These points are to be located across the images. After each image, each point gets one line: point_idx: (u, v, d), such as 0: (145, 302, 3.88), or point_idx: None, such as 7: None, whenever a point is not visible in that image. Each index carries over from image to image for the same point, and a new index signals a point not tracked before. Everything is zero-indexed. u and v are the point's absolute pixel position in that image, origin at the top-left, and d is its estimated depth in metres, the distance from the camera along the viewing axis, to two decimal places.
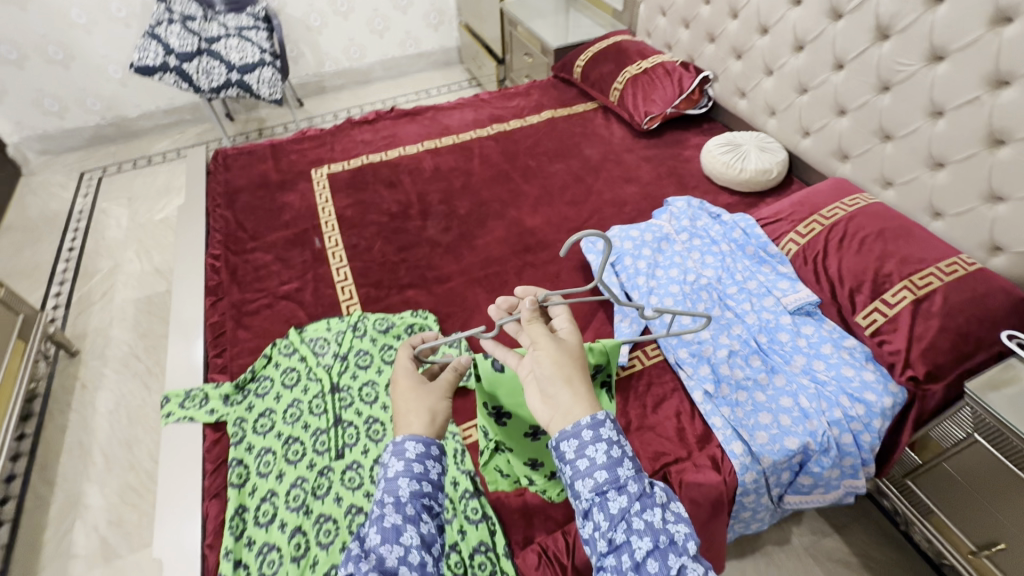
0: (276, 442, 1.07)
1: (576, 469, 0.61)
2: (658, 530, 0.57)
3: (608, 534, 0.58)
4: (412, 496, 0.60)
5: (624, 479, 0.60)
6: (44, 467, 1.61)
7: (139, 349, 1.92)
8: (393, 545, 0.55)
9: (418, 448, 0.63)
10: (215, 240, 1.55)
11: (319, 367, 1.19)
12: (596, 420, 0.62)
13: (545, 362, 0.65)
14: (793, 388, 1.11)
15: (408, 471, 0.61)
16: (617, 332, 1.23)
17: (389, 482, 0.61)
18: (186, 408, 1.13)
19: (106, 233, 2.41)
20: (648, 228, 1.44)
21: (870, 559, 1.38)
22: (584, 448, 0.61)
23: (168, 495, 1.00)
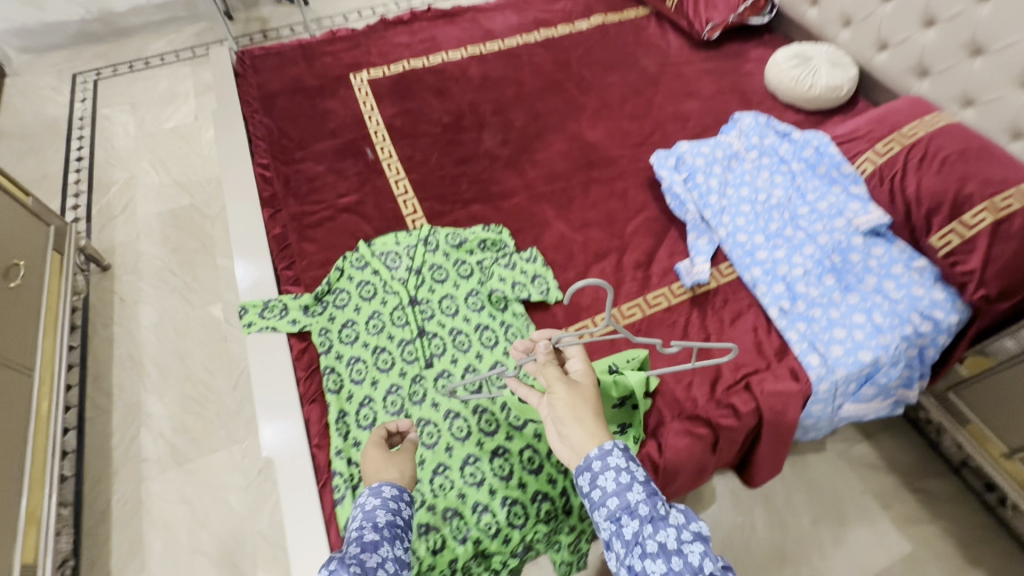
0: (365, 351, 1.08)
1: (591, 499, 0.67)
2: (671, 552, 0.60)
3: (628, 560, 0.63)
4: (389, 524, 0.67)
5: (636, 503, 0.65)
6: (98, 377, 1.63)
7: (173, 264, 1.88)
8: (372, 552, 0.62)
9: (393, 491, 0.71)
10: (260, 148, 1.46)
11: (395, 280, 1.16)
12: (605, 450, 0.68)
13: (561, 402, 0.72)
14: (867, 306, 1.14)
15: (384, 504, 0.69)
16: (693, 249, 1.24)
17: (369, 512, 0.67)
18: (266, 319, 1.14)
19: (114, 142, 2.26)
20: (718, 144, 1.40)
21: (894, 462, 1.50)
22: (596, 479, 0.67)
23: (267, 402, 1.05)
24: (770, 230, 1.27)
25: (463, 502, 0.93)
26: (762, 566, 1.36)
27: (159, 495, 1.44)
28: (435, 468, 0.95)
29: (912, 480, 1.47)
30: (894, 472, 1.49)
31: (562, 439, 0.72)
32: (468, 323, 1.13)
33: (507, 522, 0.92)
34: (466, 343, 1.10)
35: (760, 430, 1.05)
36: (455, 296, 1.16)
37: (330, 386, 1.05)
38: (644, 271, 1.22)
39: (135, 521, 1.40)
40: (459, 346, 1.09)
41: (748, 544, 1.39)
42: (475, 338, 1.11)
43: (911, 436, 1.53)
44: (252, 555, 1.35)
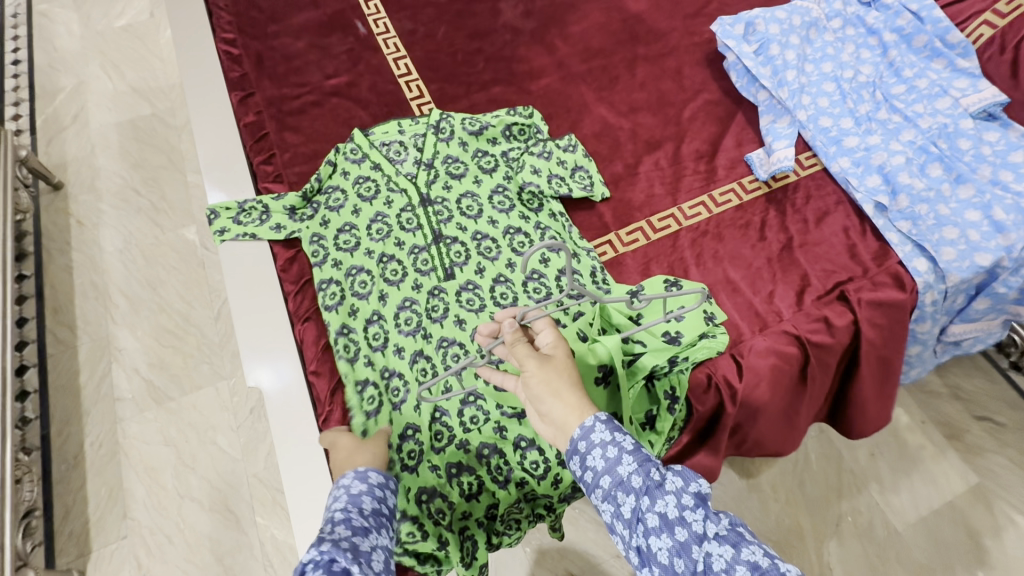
0: (368, 261, 0.87)
1: (585, 483, 0.59)
2: (675, 524, 0.54)
3: (635, 541, 0.56)
4: (375, 512, 0.59)
5: (629, 476, 0.57)
6: (58, 310, 1.41)
7: (136, 183, 1.62)
8: (365, 539, 0.54)
9: (379, 476, 0.64)
10: (223, 21, 1.17)
11: (400, 175, 0.92)
12: (587, 428, 0.59)
13: (533, 383, 0.62)
14: (984, 201, 0.93)
15: (371, 491, 0.61)
16: (769, 133, 1.00)
17: (351, 498, 0.59)
18: (244, 225, 0.90)
19: (57, 42, 1.92)
20: (795, 9, 1.12)
21: (961, 390, 1.34)
22: (585, 460, 0.58)
23: (252, 329, 0.84)
24: (859, 113, 1.04)
25: (502, 438, 0.77)
26: (816, 501, 1.23)
27: (138, 437, 1.26)
28: (463, 399, 0.78)
29: (982, 409, 1.31)
30: (960, 401, 1.33)
31: (540, 419, 0.63)
32: (495, 226, 0.90)
33: (557, 460, 0.76)
34: (493, 250, 0.88)
35: (857, 350, 0.86)
36: (477, 193, 0.93)
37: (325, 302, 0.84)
38: (708, 164, 0.99)
39: (113, 466, 1.23)
40: (485, 254, 0.88)
41: (800, 478, 1.25)
42: (503, 243, 0.89)
43: (978, 360, 1.36)
44: (249, 500, 1.20)
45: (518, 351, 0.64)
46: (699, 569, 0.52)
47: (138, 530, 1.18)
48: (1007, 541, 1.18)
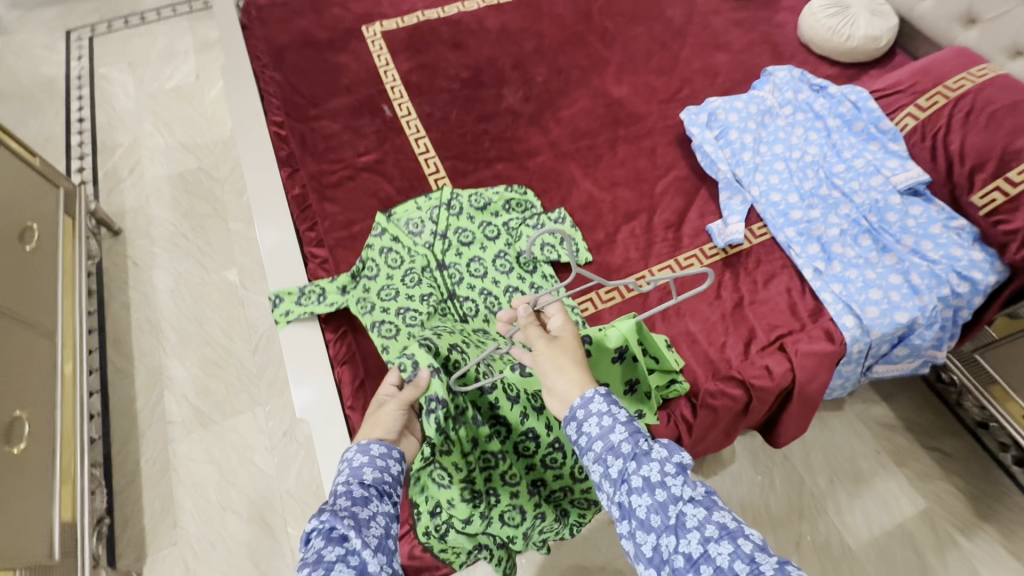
0: (413, 302, 1.05)
1: (579, 447, 0.70)
2: (655, 486, 0.64)
3: (618, 498, 0.66)
4: (376, 481, 0.69)
5: (619, 443, 0.68)
6: (118, 342, 1.62)
7: (185, 229, 1.84)
8: (364, 505, 0.65)
9: (382, 449, 0.73)
10: (273, 104, 1.40)
11: (419, 245, 1.12)
12: (586, 399, 0.71)
13: (545, 358, 0.76)
14: (904, 267, 1.12)
15: (372, 462, 0.71)
16: (726, 210, 1.20)
17: (354, 470, 0.69)
18: (304, 305, 1.08)
19: (115, 102, 2.19)
20: (751, 99, 1.34)
21: (913, 423, 1.50)
22: (581, 426, 0.70)
23: (300, 370, 1.03)
24: (804, 189, 1.23)
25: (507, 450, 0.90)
26: (780, 521, 1.39)
27: (187, 455, 1.45)
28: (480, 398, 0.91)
29: (929, 441, 1.47)
30: (911, 433, 1.48)
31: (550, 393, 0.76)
32: (498, 285, 1.10)
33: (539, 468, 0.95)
34: (497, 304, 1.08)
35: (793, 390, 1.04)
36: (483, 258, 1.13)
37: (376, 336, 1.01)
38: (675, 233, 1.19)
39: (165, 482, 1.42)
40: (490, 308, 1.08)
41: (766, 501, 1.41)
42: (505, 299, 1.09)
43: (929, 397, 1.52)
44: (282, 513, 1.38)
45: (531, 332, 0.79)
46: (673, 525, 0.61)
47: (186, 538, 1.36)
48: (950, 560, 1.33)
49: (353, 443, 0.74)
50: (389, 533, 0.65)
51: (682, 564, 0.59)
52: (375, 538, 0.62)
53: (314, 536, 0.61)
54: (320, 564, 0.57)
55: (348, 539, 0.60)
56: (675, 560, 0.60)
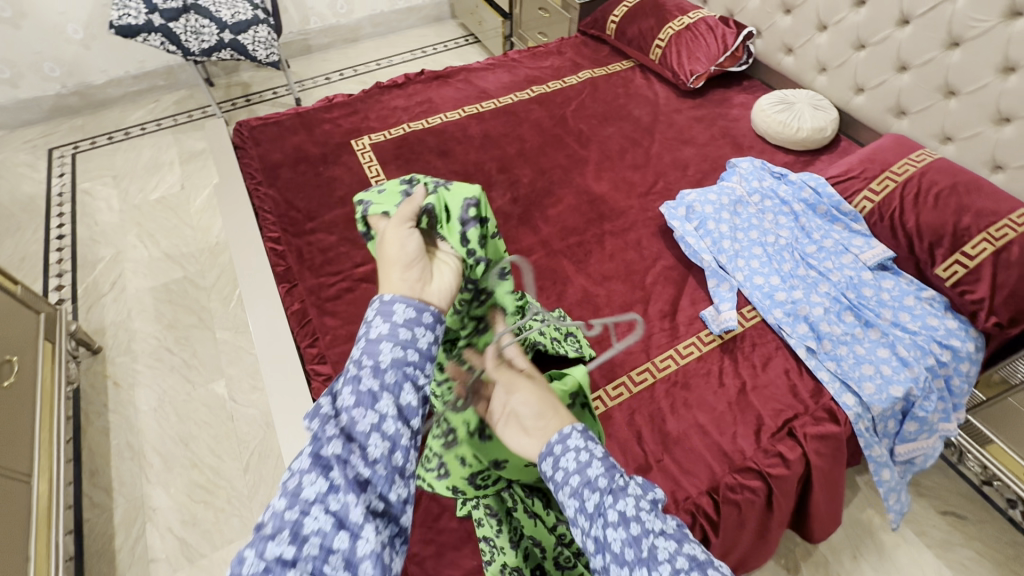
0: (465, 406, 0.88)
1: (556, 483, 0.62)
2: (631, 519, 0.55)
3: (593, 531, 0.57)
4: (395, 364, 0.57)
5: (596, 477, 0.60)
6: (95, 473, 1.52)
7: (169, 341, 1.80)
8: (366, 411, 0.55)
9: (407, 315, 0.61)
10: (269, 221, 1.44)
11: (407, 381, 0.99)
12: (564, 435, 0.66)
13: (528, 396, 0.73)
14: (889, 340, 1.17)
15: (392, 335, 0.59)
16: (717, 297, 1.27)
17: (369, 343, 0.59)
18: None
19: (97, 216, 2.19)
20: (722, 190, 1.45)
21: (921, 487, 1.50)
22: (558, 461, 0.63)
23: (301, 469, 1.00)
24: (784, 271, 1.31)
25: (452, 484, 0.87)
26: None
27: None
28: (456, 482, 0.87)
29: (941, 504, 1.47)
30: (923, 497, 1.48)
31: (522, 437, 0.71)
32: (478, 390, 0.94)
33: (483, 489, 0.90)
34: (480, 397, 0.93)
35: (810, 475, 1.07)
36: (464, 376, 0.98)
37: (374, 213, 0.82)
38: (671, 322, 1.25)
39: None
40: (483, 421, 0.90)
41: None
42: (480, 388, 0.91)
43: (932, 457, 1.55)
44: None
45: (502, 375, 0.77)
46: (645, 558, 0.52)
47: None
48: None
49: (377, 298, 0.63)
50: (391, 451, 0.54)
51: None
52: (370, 467, 0.52)
53: (304, 449, 0.53)
54: (295, 502, 0.49)
55: (334, 470, 0.51)
56: None
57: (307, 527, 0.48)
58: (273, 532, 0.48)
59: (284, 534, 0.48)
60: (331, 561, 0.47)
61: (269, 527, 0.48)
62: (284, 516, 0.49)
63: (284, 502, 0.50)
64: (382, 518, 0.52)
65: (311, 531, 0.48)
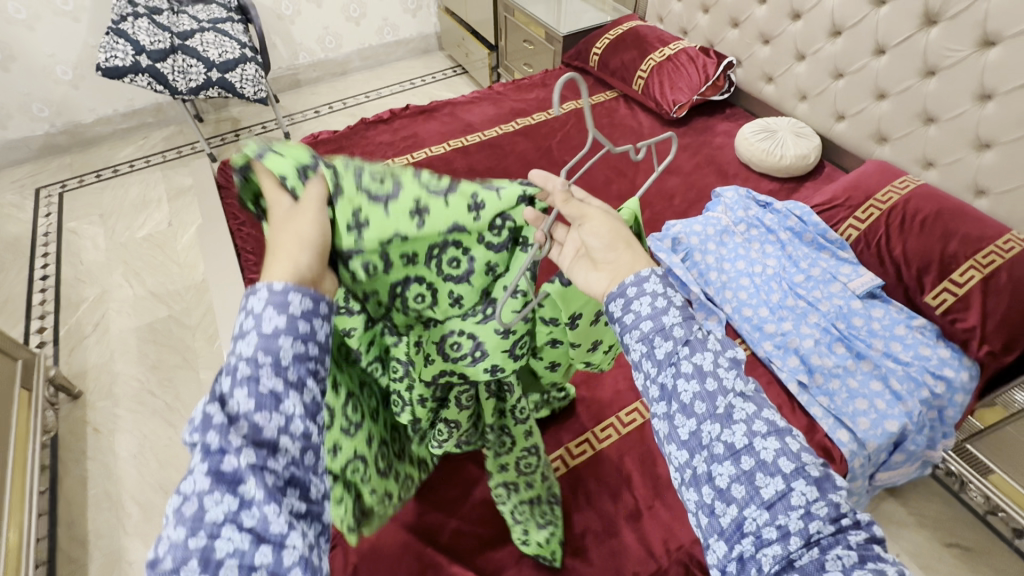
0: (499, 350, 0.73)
1: (622, 325, 0.59)
2: (708, 374, 0.54)
3: (660, 379, 0.56)
4: (297, 360, 0.48)
5: (670, 326, 0.57)
6: (70, 525, 1.46)
7: (152, 384, 1.76)
8: (271, 414, 0.45)
9: (305, 303, 0.50)
10: (251, 262, 1.44)
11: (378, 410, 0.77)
12: (641, 277, 0.60)
13: (600, 226, 0.63)
14: (881, 372, 1.15)
15: (291, 327, 0.48)
16: (706, 331, 1.26)
17: (265, 338, 0.47)
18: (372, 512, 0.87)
19: (83, 255, 2.17)
20: (708, 220, 1.44)
21: (924, 517, 1.46)
22: (629, 304, 0.59)
23: None
24: (773, 302, 1.29)
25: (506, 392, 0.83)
26: None
27: None
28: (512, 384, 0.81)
29: (944, 535, 1.42)
30: (925, 528, 1.44)
31: (589, 270, 0.65)
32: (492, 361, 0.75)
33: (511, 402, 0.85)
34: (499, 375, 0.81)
35: None
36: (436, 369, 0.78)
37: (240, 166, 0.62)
38: None
39: None
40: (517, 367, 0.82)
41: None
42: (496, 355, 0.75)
43: (933, 486, 1.50)
44: None
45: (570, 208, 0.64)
46: (720, 415, 0.52)
47: None
48: None
49: (260, 285, 0.49)
50: (307, 451, 0.46)
51: (722, 453, 0.51)
52: (286, 470, 0.44)
53: (196, 468, 0.42)
54: (199, 528, 0.40)
55: (244, 483, 0.41)
56: (715, 447, 0.52)
57: (219, 551, 0.39)
58: (177, 568, 0.38)
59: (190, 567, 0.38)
60: None
61: (168, 563, 0.39)
62: (179, 554, 0.39)
63: (184, 531, 0.39)
64: (305, 519, 0.45)
65: (226, 555, 0.39)
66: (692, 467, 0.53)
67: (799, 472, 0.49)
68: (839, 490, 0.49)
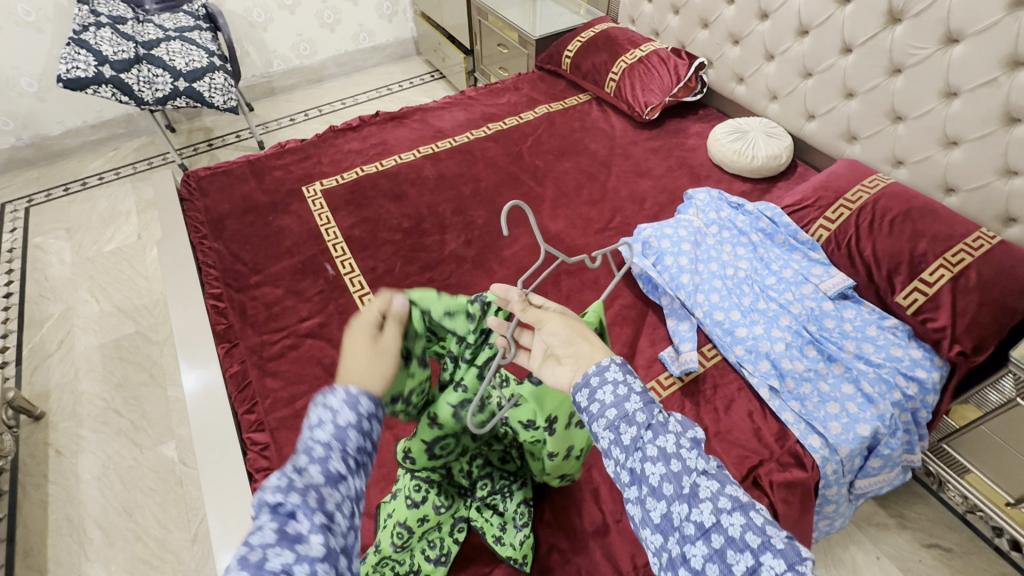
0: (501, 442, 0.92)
1: (588, 414, 0.61)
2: (671, 456, 0.56)
3: (629, 464, 0.58)
4: (358, 451, 0.55)
5: (633, 412, 0.59)
6: (29, 552, 1.41)
7: (117, 403, 1.71)
8: (334, 491, 0.51)
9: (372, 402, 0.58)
10: (211, 276, 1.40)
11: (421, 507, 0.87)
12: (602, 366, 0.63)
13: (557, 326, 0.66)
14: (853, 375, 1.13)
15: (358, 423, 0.56)
16: (676, 337, 1.24)
17: (337, 430, 0.54)
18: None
19: (48, 271, 2.11)
20: (679, 223, 1.42)
21: (904, 518, 1.44)
22: (594, 393, 0.61)
23: (226, 532, 0.94)
24: (744, 305, 1.27)
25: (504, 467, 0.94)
26: None
27: None
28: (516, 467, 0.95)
29: (925, 537, 1.40)
30: (905, 530, 1.42)
31: (556, 367, 0.67)
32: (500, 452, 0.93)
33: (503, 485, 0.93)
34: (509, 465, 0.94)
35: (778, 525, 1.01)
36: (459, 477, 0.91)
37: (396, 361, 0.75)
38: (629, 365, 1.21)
39: None
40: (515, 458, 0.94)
41: None
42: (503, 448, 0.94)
43: (914, 486, 1.49)
44: None
45: (528, 315, 0.66)
46: (686, 494, 0.54)
47: None
48: None
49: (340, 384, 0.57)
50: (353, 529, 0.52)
51: (692, 533, 0.53)
52: (342, 543, 0.49)
53: (268, 524, 0.46)
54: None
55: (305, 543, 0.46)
56: (686, 527, 0.53)
57: None
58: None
59: None
60: None
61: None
62: None
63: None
64: None
65: None
66: (668, 550, 0.54)
67: (765, 545, 0.50)
68: (806, 559, 0.49)
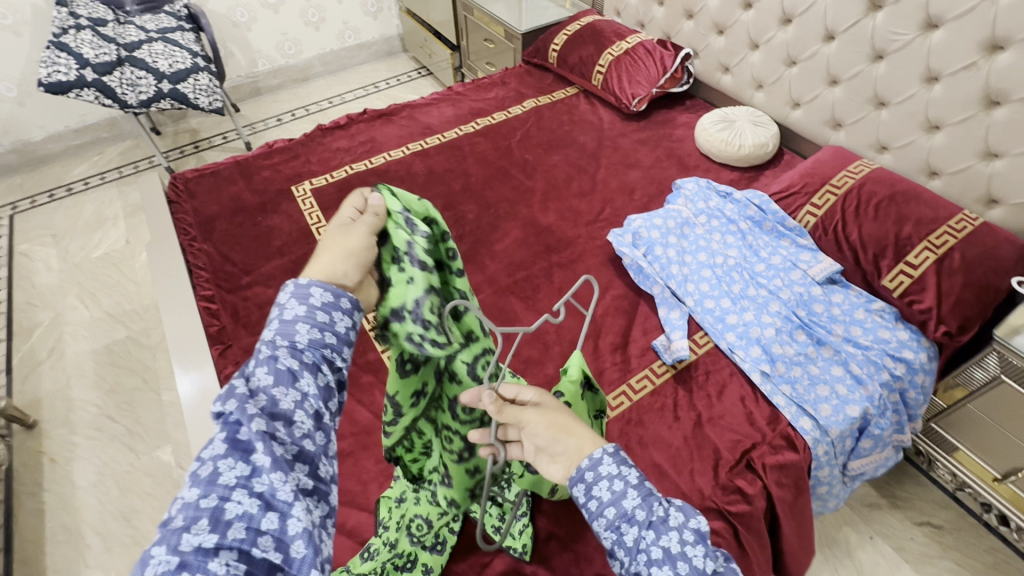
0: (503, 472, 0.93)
1: (588, 512, 0.62)
2: (676, 557, 0.57)
3: (634, 567, 0.59)
4: (312, 344, 0.57)
5: (632, 510, 0.61)
6: (26, 561, 1.41)
7: (111, 409, 1.70)
8: (288, 389, 0.54)
9: (325, 296, 0.59)
10: (202, 278, 1.39)
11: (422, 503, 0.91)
12: (596, 459, 0.63)
13: (538, 428, 0.64)
14: (842, 357, 1.15)
15: (310, 316, 0.58)
16: (668, 324, 1.25)
17: (285, 324, 0.57)
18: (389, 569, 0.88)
19: (36, 279, 2.09)
20: (668, 213, 1.43)
21: (895, 497, 1.46)
22: (591, 490, 0.61)
23: None
24: (735, 292, 1.29)
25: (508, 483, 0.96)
26: None
27: None
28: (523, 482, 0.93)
29: (916, 515, 1.43)
30: (896, 509, 1.44)
31: (548, 464, 0.65)
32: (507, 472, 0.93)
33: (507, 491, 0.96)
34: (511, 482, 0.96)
35: (774, 509, 1.02)
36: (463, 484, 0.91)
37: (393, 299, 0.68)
38: (622, 355, 1.23)
39: None
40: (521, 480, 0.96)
41: None
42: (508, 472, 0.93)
43: (904, 466, 1.52)
44: None
45: (507, 415, 0.64)
46: None
47: None
48: None
49: (292, 279, 0.60)
50: (316, 428, 0.55)
51: None
52: (294, 445, 0.54)
53: (216, 437, 0.52)
54: (211, 490, 0.48)
55: (254, 452, 0.51)
56: None
57: (228, 513, 0.47)
58: (188, 524, 0.46)
59: (202, 524, 0.46)
60: (260, 544, 0.47)
61: (179, 520, 0.46)
62: (198, 506, 0.47)
63: (199, 492, 0.48)
64: (312, 496, 0.54)
65: (235, 516, 0.48)
66: None
67: None
68: None
